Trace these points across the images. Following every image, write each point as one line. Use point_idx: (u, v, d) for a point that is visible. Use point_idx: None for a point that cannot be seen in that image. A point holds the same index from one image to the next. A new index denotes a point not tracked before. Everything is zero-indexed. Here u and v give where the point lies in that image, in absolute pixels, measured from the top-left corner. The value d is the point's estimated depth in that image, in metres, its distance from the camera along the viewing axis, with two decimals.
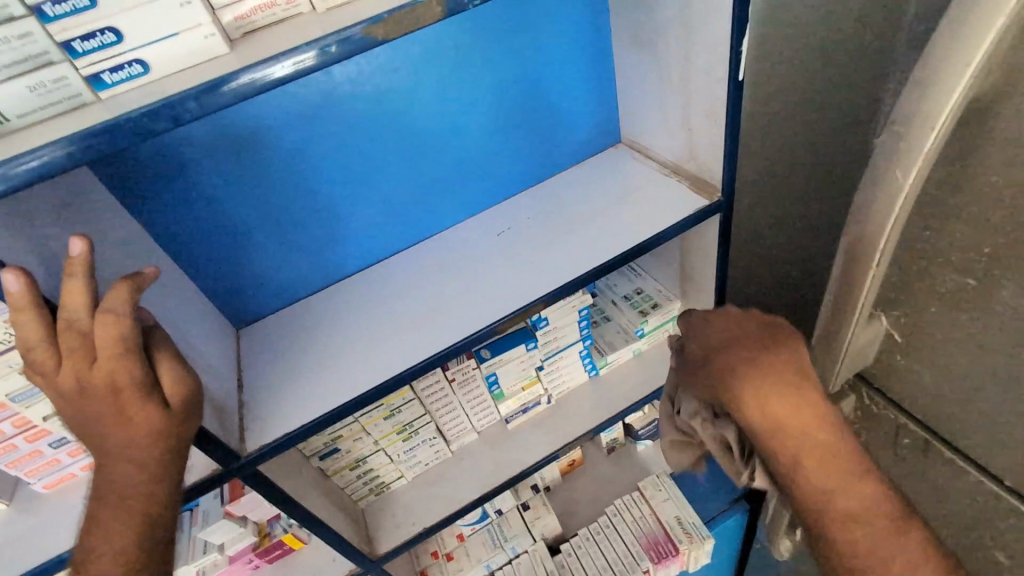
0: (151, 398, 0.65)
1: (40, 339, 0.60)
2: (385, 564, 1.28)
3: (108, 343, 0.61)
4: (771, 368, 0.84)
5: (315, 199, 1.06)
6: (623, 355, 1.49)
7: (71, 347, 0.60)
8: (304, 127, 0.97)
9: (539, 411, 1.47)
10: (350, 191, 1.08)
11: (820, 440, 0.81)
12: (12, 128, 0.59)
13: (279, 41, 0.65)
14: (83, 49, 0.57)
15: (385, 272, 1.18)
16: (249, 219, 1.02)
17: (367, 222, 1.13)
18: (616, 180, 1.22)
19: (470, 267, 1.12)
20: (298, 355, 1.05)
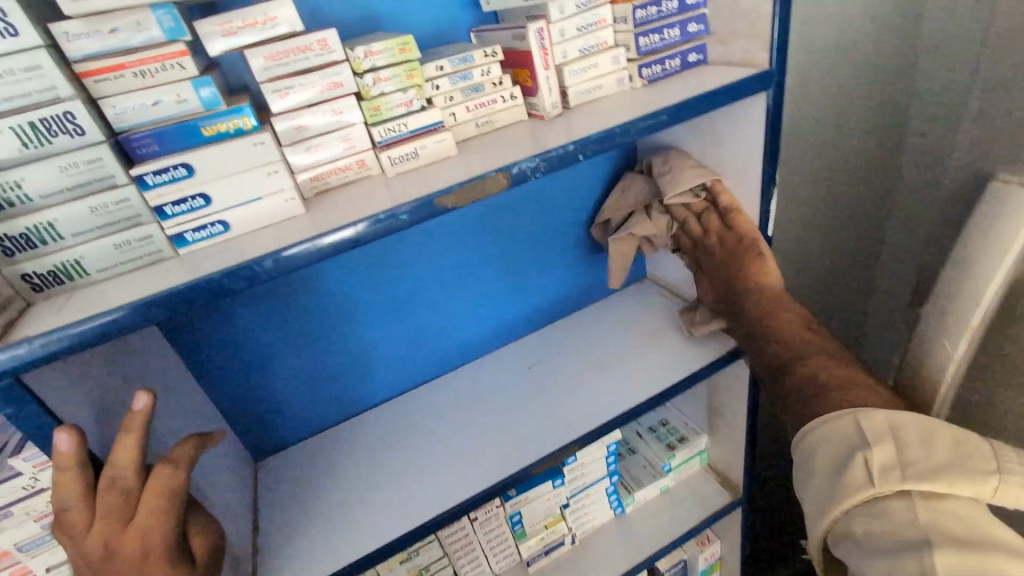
0: (179, 557, 0.62)
1: (78, 500, 0.57)
2: None
3: (155, 497, 0.60)
4: (726, 226, 0.95)
5: (351, 334, 1.07)
6: (650, 491, 1.40)
7: (109, 506, 0.58)
8: (353, 270, 1.01)
9: (562, 554, 1.35)
10: (387, 327, 1.10)
11: (776, 322, 0.86)
12: (90, 281, 0.61)
13: (350, 201, 0.70)
14: (173, 212, 0.61)
15: (412, 403, 1.16)
16: (286, 350, 1.02)
17: (397, 355, 1.13)
18: (644, 316, 1.24)
19: (500, 402, 1.10)
20: (317, 493, 0.99)
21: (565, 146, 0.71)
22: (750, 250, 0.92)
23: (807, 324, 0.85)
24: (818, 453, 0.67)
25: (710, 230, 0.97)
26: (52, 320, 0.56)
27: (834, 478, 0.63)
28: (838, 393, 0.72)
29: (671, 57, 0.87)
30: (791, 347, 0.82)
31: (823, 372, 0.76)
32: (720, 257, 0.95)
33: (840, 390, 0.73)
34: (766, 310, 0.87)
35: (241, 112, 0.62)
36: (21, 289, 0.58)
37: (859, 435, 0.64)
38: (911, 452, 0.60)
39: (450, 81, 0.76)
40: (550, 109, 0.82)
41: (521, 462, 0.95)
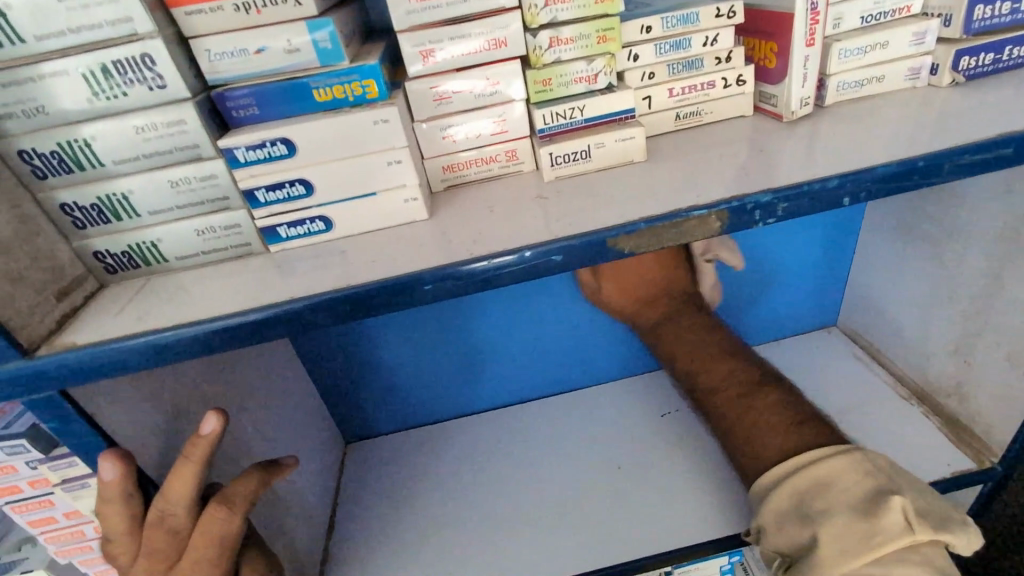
0: None
1: (124, 533, 0.49)
2: None
3: (202, 545, 0.49)
4: (647, 270, 0.83)
5: (477, 359, 0.93)
6: None
7: (154, 546, 0.49)
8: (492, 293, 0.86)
9: None
10: (515, 356, 0.94)
11: (691, 353, 0.78)
12: (169, 270, 0.49)
13: (488, 208, 0.51)
14: (266, 200, 0.46)
15: (511, 419, 0.96)
16: (405, 364, 0.91)
17: (517, 382, 0.98)
18: (841, 384, 0.91)
19: (618, 449, 0.86)
20: (393, 505, 0.85)
21: (826, 180, 0.44)
22: (673, 295, 0.84)
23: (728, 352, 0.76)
24: (824, 487, 0.53)
25: (630, 269, 0.82)
26: (112, 321, 0.44)
27: (863, 521, 0.48)
28: (786, 425, 0.61)
29: (1016, 43, 0.54)
30: (712, 374, 0.73)
31: (779, 409, 0.64)
32: (638, 300, 0.83)
33: (784, 424, 0.61)
34: (688, 351, 0.79)
35: (365, 72, 0.45)
36: (93, 268, 0.48)
37: (873, 474, 0.52)
38: (924, 501, 0.50)
39: (656, 50, 0.53)
40: (797, 106, 0.54)
41: (657, 550, 0.70)
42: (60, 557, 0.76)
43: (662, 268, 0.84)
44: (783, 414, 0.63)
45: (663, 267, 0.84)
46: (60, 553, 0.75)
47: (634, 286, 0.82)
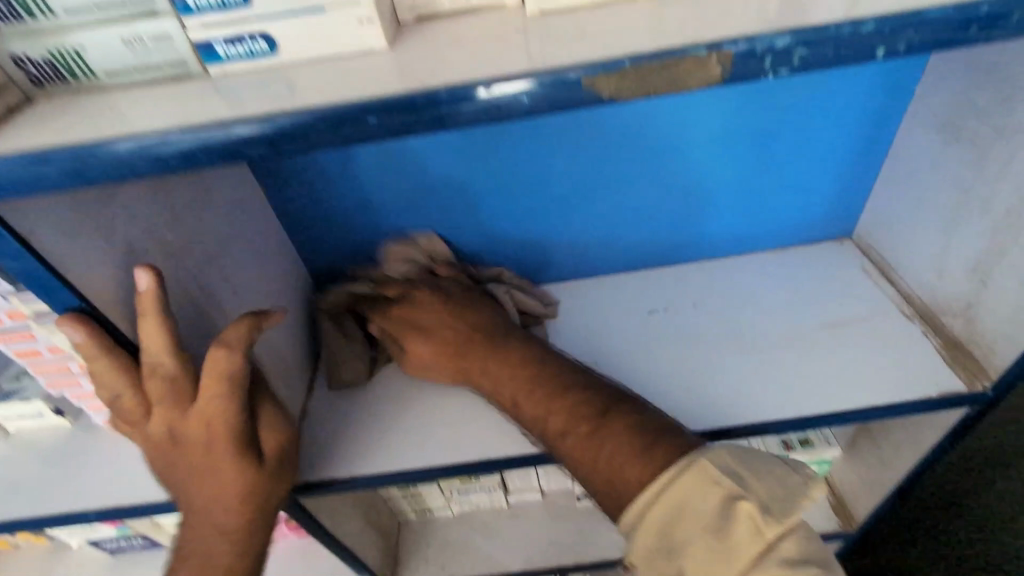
0: (246, 450, 0.56)
1: (123, 386, 0.53)
2: None
3: (206, 385, 0.53)
4: (441, 309, 0.79)
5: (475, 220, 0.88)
6: None
7: (157, 393, 0.53)
8: (513, 141, 0.79)
9: None
10: (517, 220, 0.88)
11: (574, 421, 0.64)
12: (99, 87, 0.44)
13: (458, 42, 0.44)
14: (196, 5, 0.40)
15: None
16: (405, 217, 0.86)
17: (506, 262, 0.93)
18: (837, 294, 0.87)
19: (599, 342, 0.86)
20: (371, 374, 0.87)
21: (861, 24, 0.36)
22: (483, 328, 0.77)
23: (530, 366, 0.71)
24: (678, 515, 0.54)
25: (444, 330, 0.78)
26: (33, 136, 0.41)
27: (715, 541, 0.52)
28: (638, 449, 0.59)
29: None
30: (595, 440, 0.62)
31: (625, 435, 0.60)
32: (445, 351, 0.77)
33: (646, 440, 0.59)
34: (497, 382, 0.72)
35: None
36: (15, 76, 0.43)
37: (689, 473, 0.55)
38: (755, 483, 0.54)
39: None
40: None
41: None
42: (54, 388, 0.79)
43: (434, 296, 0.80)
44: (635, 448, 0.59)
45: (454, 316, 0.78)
46: (53, 384, 0.77)
47: (414, 314, 0.80)
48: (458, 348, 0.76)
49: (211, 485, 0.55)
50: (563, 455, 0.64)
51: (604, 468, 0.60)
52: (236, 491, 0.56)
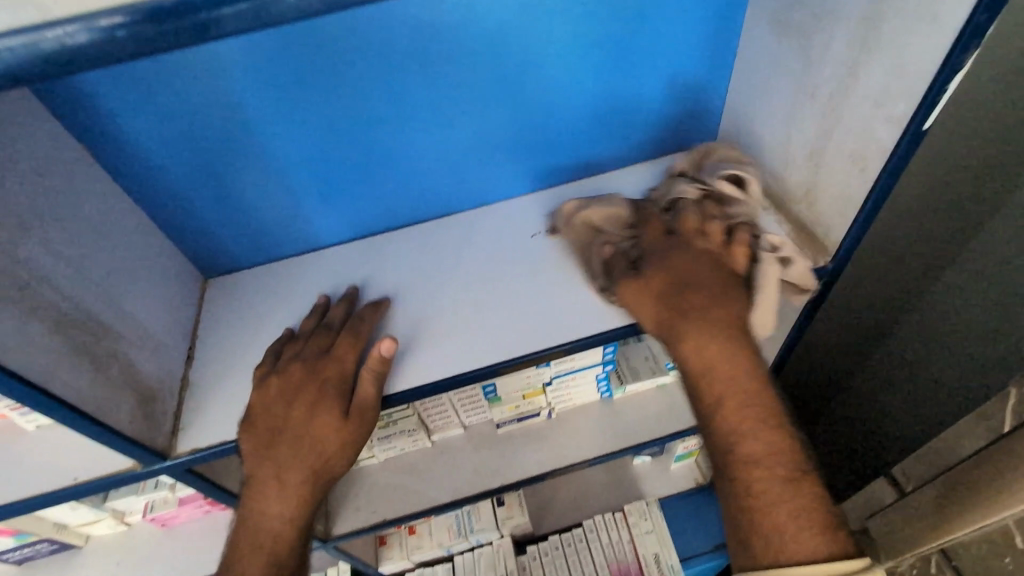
0: (344, 447, 0.76)
1: (300, 376, 0.76)
2: (336, 544, 1.20)
3: (331, 388, 0.76)
4: (708, 327, 0.71)
5: (336, 155, 0.83)
6: (645, 385, 1.28)
7: (301, 389, 0.75)
8: (363, 80, 0.76)
9: (537, 423, 1.29)
10: (380, 153, 0.85)
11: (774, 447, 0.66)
12: None
13: None
14: None
15: (380, 247, 0.94)
16: (255, 159, 0.81)
17: (379, 202, 0.91)
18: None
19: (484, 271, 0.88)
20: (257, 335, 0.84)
21: None
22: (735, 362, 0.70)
23: (762, 394, 0.69)
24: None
25: (701, 297, 0.72)
26: None
27: None
28: (816, 529, 0.62)
29: None
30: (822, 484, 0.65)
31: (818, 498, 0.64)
32: (717, 352, 0.70)
33: (814, 521, 0.62)
34: (737, 395, 0.69)
35: None
36: None
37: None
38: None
39: None
40: None
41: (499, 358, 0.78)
42: None
43: (680, 275, 0.74)
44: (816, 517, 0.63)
45: (724, 341, 0.70)
46: None
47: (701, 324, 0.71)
48: (714, 359, 0.70)
49: (297, 463, 0.75)
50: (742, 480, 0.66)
51: (781, 523, 0.63)
52: (316, 468, 0.76)
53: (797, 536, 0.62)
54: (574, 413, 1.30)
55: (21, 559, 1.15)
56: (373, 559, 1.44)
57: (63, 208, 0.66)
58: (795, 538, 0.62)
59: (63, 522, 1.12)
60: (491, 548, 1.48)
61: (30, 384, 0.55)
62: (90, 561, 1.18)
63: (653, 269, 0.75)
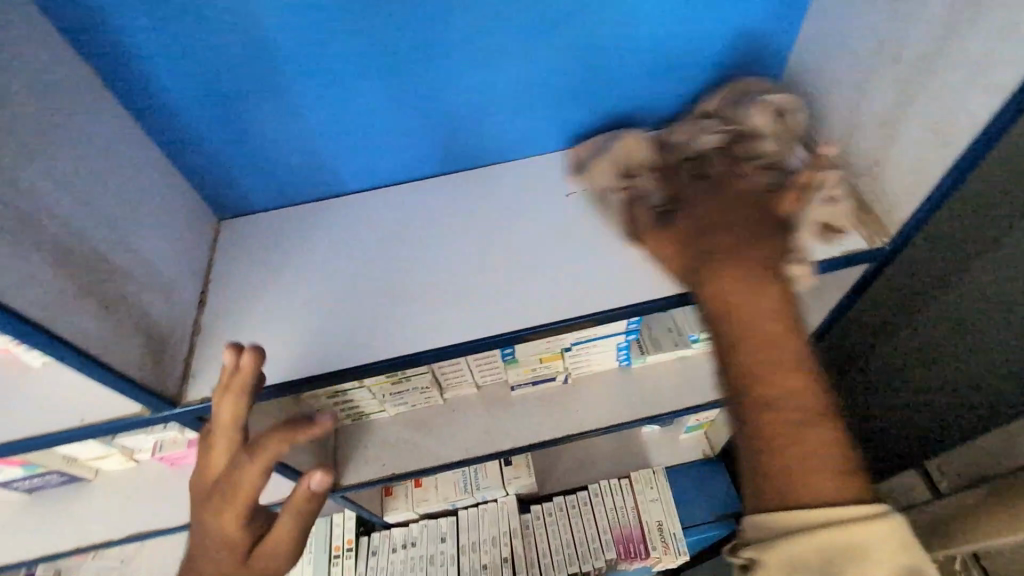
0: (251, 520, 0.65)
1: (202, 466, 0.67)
2: (343, 494, 1.19)
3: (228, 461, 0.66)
4: (770, 302, 0.59)
5: (374, 97, 0.78)
6: (666, 356, 1.24)
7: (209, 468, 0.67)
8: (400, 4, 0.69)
9: (552, 388, 1.26)
10: (407, 93, 0.79)
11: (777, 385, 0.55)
12: None
13: None
14: None
15: (401, 198, 0.89)
16: (274, 89, 0.74)
17: (402, 147, 0.86)
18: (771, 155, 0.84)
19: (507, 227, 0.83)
20: (275, 281, 0.80)
21: None
22: (778, 322, 0.59)
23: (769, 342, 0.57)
24: (859, 553, 0.47)
25: (764, 325, 0.58)
26: None
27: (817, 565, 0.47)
28: (834, 467, 0.52)
29: None
30: (800, 398, 0.55)
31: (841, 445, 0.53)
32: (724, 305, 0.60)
33: (784, 430, 0.53)
34: (762, 351, 0.57)
35: None
36: None
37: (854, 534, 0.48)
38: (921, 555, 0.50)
39: None
40: None
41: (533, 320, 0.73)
42: None
43: (677, 240, 0.68)
44: (807, 437, 0.53)
45: (760, 289, 0.60)
46: None
47: (737, 297, 0.60)
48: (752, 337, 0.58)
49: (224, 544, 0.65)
50: (762, 421, 0.55)
51: (792, 460, 0.52)
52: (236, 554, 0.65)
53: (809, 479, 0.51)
54: (590, 379, 1.27)
55: (33, 488, 1.16)
56: (379, 508, 1.46)
57: (66, 135, 0.61)
58: (813, 476, 0.51)
59: (73, 456, 1.11)
60: (496, 505, 1.49)
61: (33, 327, 0.52)
62: (101, 494, 1.19)
63: (729, 297, 0.60)
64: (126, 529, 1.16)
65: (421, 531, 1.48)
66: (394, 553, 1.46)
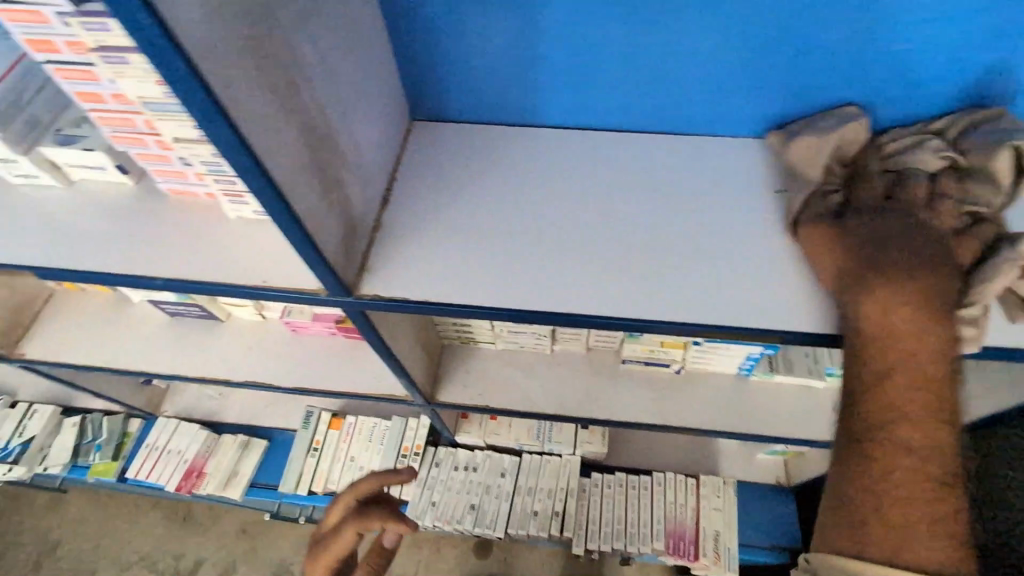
0: None
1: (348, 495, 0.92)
2: (436, 409, 1.21)
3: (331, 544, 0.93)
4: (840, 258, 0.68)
5: (609, 35, 0.75)
6: (792, 379, 1.16)
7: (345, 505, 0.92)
8: None
9: (662, 373, 1.22)
10: (644, 38, 0.75)
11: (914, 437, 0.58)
12: None
13: None
14: None
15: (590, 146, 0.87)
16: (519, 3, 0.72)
17: (612, 92, 0.83)
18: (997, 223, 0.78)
19: (689, 209, 0.81)
20: (454, 198, 0.81)
21: None
22: (938, 392, 0.59)
23: (925, 385, 0.59)
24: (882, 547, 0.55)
25: (872, 298, 0.63)
26: None
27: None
28: (926, 519, 0.56)
29: None
30: (919, 443, 0.58)
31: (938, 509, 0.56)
32: (848, 273, 0.66)
33: (911, 483, 0.57)
34: (909, 389, 0.60)
35: None
36: None
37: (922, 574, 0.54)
38: None
39: None
40: None
41: (702, 314, 0.72)
42: (119, 143, 0.72)
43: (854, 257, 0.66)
44: (923, 490, 0.57)
45: (928, 327, 0.60)
46: (117, 139, 0.70)
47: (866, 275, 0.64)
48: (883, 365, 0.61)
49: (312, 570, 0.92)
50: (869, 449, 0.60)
51: (906, 511, 0.56)
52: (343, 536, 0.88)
53: (918, 530, 0.55)
54: (703, 376, 1.21)
55: (174, 314, 1.30)
56: (453, 427, 1.51)
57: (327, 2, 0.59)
58: (910, 525, 0.56)
59: (214, 296, 1.24)
60: (560, 460, 1.51)
61: (275, 192, 0.52)
62: (229, 336, 1.30)
63: (879, 281, 0.62)
64: (244, 375, 1.27)
65: (484, 460, 1.52)
66: (455, 472, 1.51)
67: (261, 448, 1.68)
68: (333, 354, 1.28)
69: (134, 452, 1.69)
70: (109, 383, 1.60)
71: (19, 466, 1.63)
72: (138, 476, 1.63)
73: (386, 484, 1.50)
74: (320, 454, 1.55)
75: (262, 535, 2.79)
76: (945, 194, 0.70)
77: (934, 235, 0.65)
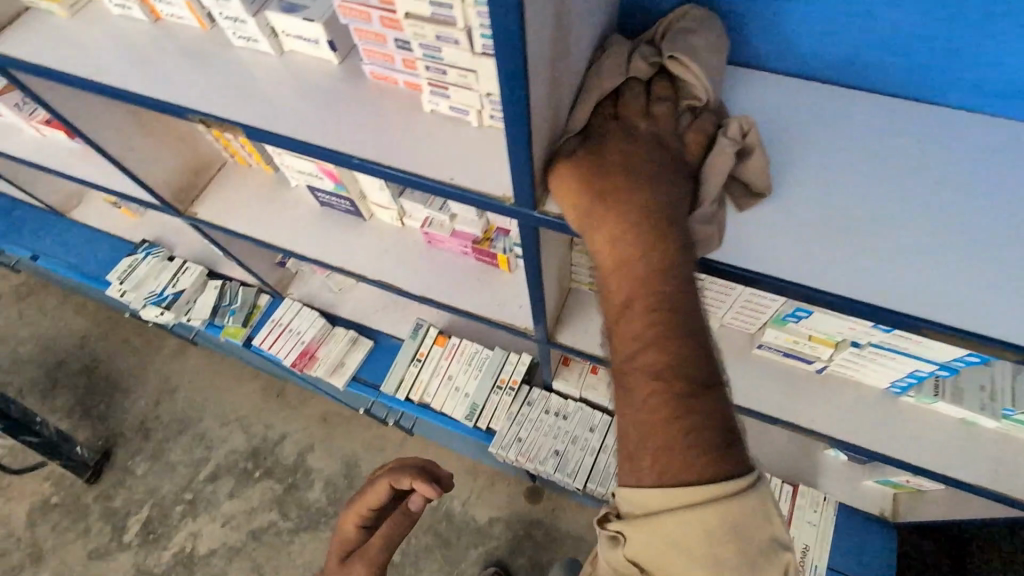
0: (374, 506, 1.22)
1: (371, 491, 1.22)
2: (552, 348, 1.20)
3: (362, 510, 1.24)
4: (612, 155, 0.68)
5: None
6: (953, 410, 1.02)
7: (366, 498, 1.22)
8: None
9: (800, 369, 1.13)
10: None
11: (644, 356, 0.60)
12: None
13: None
14: None
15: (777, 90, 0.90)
16: None
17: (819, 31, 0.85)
18: (939, 198, 0.77)
19: (864, 182, 0.80)
20: None
21: None
22: (654, 270, 0.61)
23: (664, 309, 0.60)
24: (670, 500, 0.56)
25: (614, 188, 0.65)
26: None
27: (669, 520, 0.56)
28: (698, 439, 0.56)
29: None
30: (658, 348, 0.59)
31: (713, 412, 0.57)
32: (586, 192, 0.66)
33: (673, 412, 0.57)
34: (647, 295, 0.61)
35: None
36: None
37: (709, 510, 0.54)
38: (757, 525, 0.55)
39: None
40: None
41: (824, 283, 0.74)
42: (343, 17, 0.74)
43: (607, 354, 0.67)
44: (676, 412, 0.57)
45: (615, 195, 0.64)
46: (345, 12, 0.72)
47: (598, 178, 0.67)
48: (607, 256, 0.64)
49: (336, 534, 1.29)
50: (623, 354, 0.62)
51: (662, 433, 0.57)
52: (344, 536, 1.26)
53: (680, 460, 0.56)
54: (843, 383, 1.11)
55: (325, 204, 1.37)
56: (553, 371, 1.50)
57: None
58: (683, 460, 0.56)
59: (366, 194, 1.29)
60: None
61: None
62: (370, 233, 1.36)
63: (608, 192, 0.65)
64: (377, 274, 1.33)
65: (576, 411, 1.51)
66: (545, 415, 1.52)
67: (367, 347, 1.79)
68: (462, 272, 1.30)
69: (260, 324, 1.86)
70: (252, 256, 1.75)
71: (168, 311, 1.84)
72: (261, 345, 1.80)
73: (478, 410, 1.54)
74: (421, 366, 1.61)
75: (340, 428, 3.05)
76: (663, 99, 0.74)
77: (666, 143, 0.70)
